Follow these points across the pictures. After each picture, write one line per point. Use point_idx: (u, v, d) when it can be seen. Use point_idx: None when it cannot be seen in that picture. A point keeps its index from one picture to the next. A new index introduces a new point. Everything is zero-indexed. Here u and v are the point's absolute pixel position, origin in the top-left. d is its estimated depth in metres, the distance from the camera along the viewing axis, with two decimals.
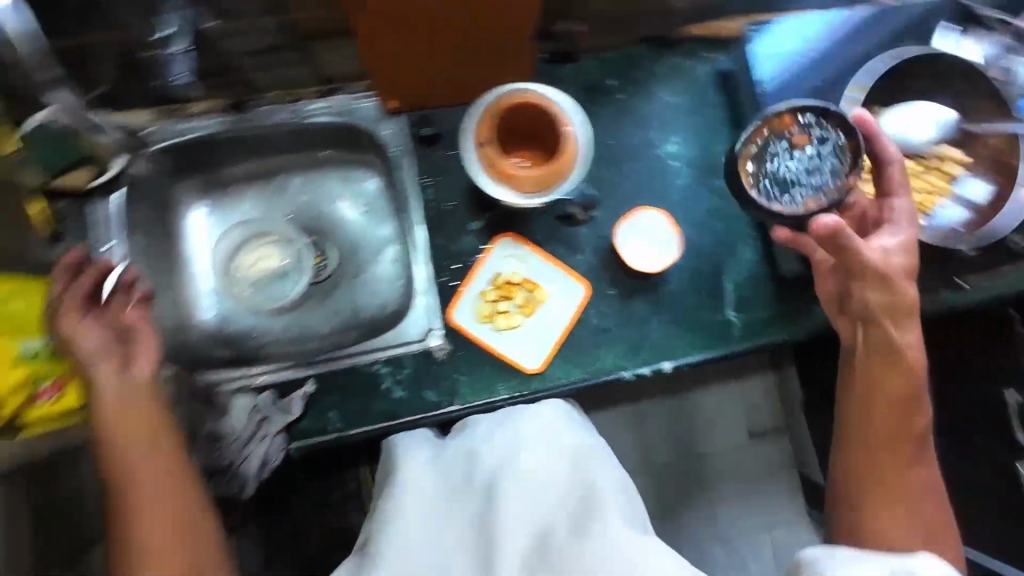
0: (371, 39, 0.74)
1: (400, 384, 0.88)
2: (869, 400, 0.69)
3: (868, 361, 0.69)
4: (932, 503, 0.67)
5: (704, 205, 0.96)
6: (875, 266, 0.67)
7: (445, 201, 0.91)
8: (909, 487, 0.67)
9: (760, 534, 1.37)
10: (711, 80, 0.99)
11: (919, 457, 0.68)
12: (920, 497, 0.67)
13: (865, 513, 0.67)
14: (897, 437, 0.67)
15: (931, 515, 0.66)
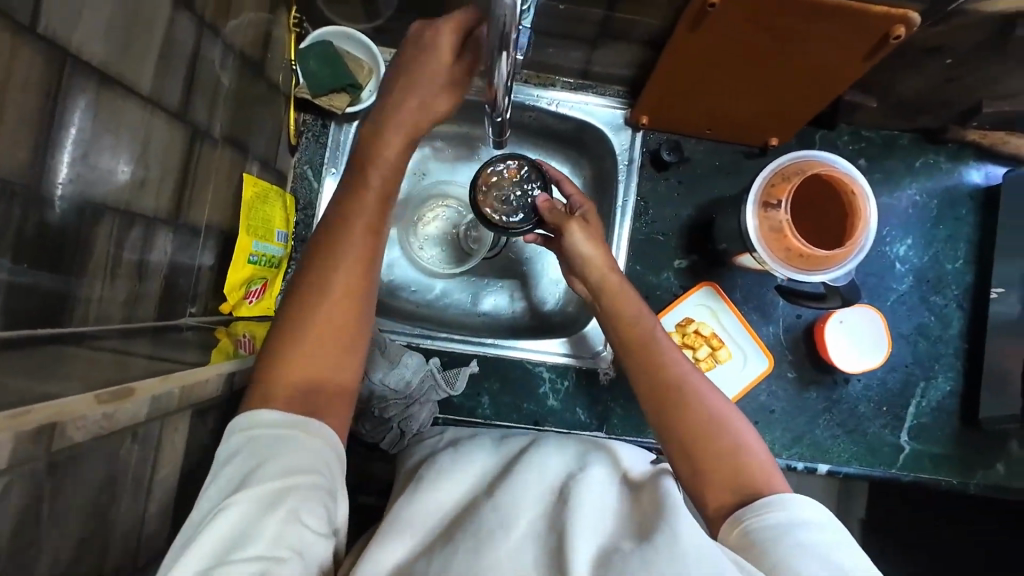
0: (673, 58, 0.72)
1: (556, 393, 0.87)
2: (640, 365, 0.67)
3: (618, 338, 0.70)
4: (716, 438, 0.60)
5: (915, 318, 0.90)
6: (615, 283, 0.72)
7: (657, 231, 0.88)
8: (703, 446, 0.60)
9: None
10: (966, 192, 0.91)
11: (664, 397, 0.63)
12: (721, 434, 0.60)
13: (703, 456, 0.59)
14: (662, 385, 0.64)
15: (730, 483, 0.58)
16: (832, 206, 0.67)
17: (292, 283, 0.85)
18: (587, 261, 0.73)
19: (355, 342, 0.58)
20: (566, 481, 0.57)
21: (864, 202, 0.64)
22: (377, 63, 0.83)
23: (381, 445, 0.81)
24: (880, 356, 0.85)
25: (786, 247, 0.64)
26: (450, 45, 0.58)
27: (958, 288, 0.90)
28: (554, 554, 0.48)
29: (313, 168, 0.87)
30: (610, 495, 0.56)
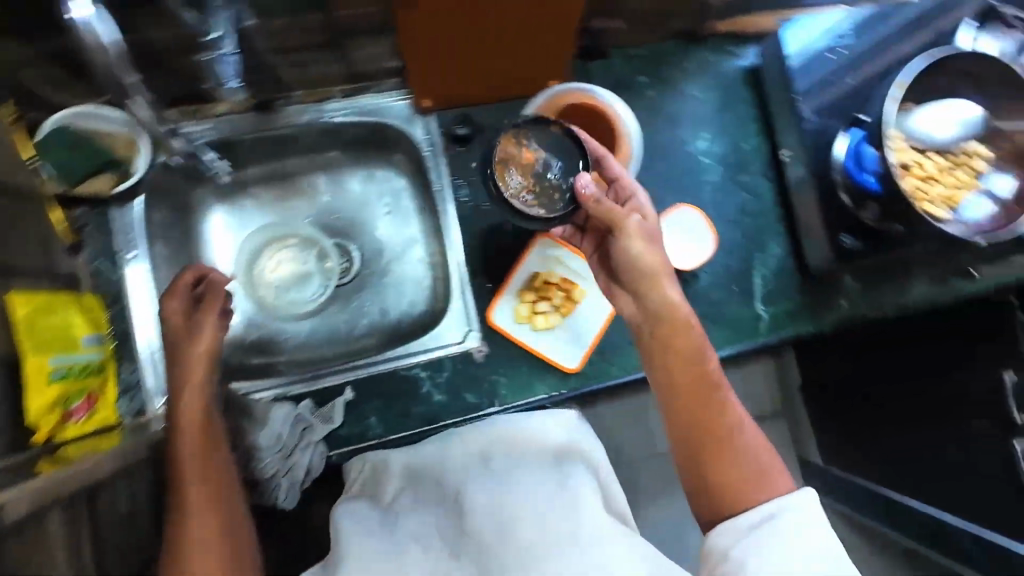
0: (411, 39, 0.72)
1: (439, 388, 0.87)
2: (681, 363, 0.69)
3: (652, 352, 0.71)
4: (693, 424, 0.69)
5: (734, 201, 0.98)
6: (652, 257, 0.70)
7: (480, 202, 0.90)
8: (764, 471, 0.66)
9: None
10: (738, 76, 0.99)
11: (702, 402, 0.69)
12: (718, 426, 0.68)
13: (708, 450, 0.68)
14: (701, 405, 0.69)
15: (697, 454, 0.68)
16: (598, 132, 0.80)
17: (129, 380, 0.81)
18: (641, 273, 0.70)
19: (227, 475, 0.70)
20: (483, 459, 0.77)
21: (616, 125, 0.80)
22: (133, 131, 0.79)
23: (280, 501, 0.82)
24: (709, 244, 0.92)
25: (562, 163, 0.72)
26: (223, 289, 0.77)
27: (759, 163, 0.99)
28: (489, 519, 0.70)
29: (108, 258, 0.82)
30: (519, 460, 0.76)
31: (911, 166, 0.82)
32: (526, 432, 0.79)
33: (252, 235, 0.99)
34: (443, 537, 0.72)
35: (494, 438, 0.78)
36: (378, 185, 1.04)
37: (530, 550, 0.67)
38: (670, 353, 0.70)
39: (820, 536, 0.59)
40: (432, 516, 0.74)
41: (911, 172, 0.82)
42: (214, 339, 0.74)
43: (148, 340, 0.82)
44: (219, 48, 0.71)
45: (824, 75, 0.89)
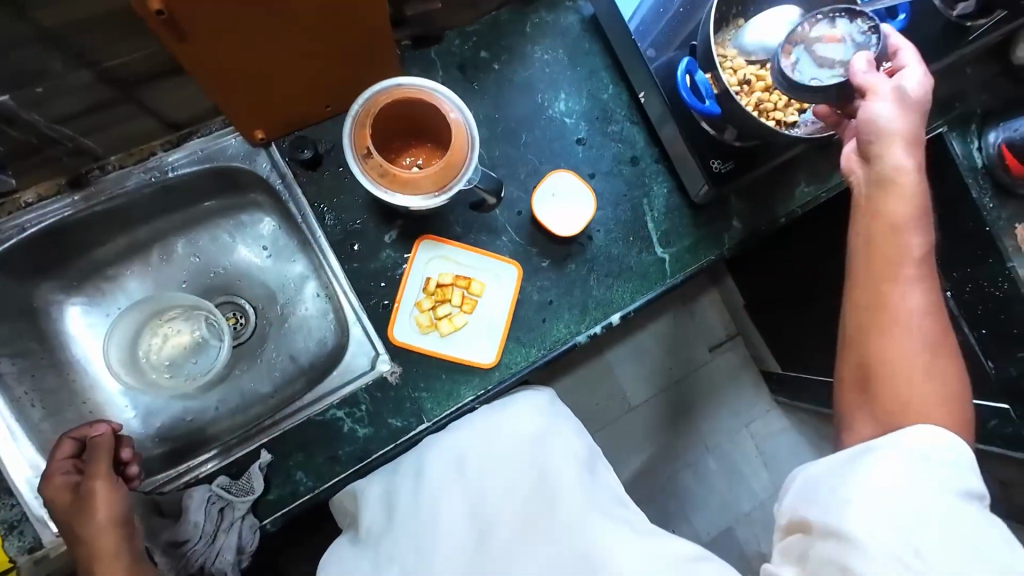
0: (204, 72, 0.65)
1: (361, 421, 0.83)
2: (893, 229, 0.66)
3: (871, 233, 0.67)
4: (933, 351, 0.63)
5: (608, 154, 0.97)
6: (905, 129, 0.68)
7: (351, 221, 0.86)
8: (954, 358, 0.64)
9: (739, 432, 1.48)
10: (579, 28, 0.98)
11: (926, 290, 0.65)
12: (914, 338, 0.63)
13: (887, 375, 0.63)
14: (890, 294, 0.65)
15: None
16: (432, 132, 0.71)
17: (11, 518, 0.72)
18: (882, 133, 0.68)
19: None
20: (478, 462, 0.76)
21: (447, 110, 0.68)
22: None
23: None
24: (592, 201, 0.92)
25: (384, 179, 0.65)
26: (107, 444, 0.71)
27: (622, 109, 0.98)
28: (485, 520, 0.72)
29: None
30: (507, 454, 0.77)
31: (753, 79, 0.85)
32: (509, 418, 0.79)
33: (124, 319, 0.91)
34: (453, 546, 0.71)
35: (482, 431, 0.78)
36: (248, 231, 0.97)
37: (530, 546, 0.69)
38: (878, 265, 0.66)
39: (928, 475, 0.57)
40: (438, 527, 0.72)
41: (754, 86, 0.84)
42: (114, 501, 0.67)
43: (27, 466, 0.75)
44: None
45: (655, 17, 0.90)
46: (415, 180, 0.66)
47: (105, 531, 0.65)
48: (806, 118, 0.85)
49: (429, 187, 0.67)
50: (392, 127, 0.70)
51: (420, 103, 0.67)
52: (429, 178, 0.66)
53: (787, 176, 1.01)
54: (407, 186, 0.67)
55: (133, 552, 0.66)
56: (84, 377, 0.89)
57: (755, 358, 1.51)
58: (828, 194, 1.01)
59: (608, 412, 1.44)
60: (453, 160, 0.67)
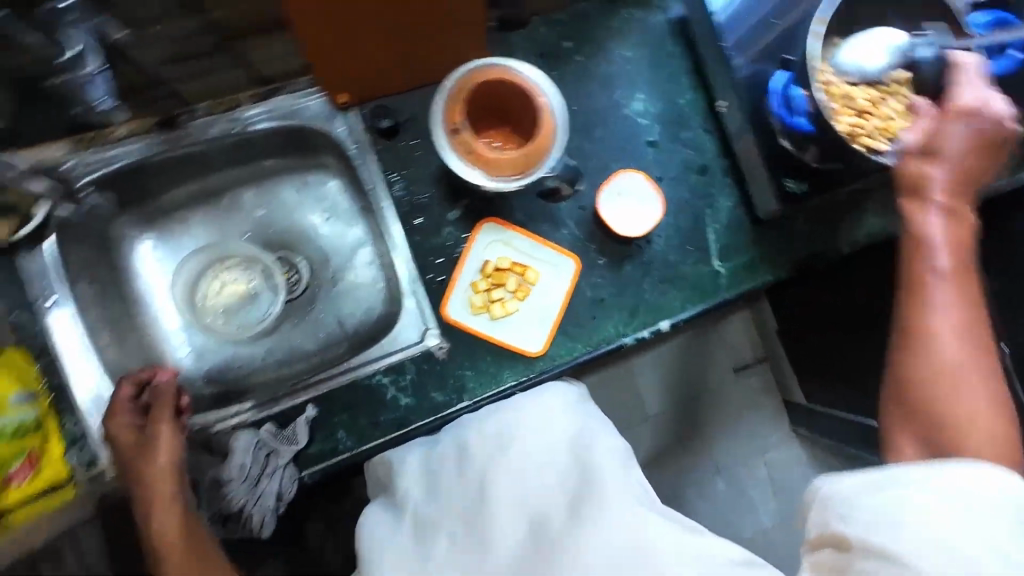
0: (308, 30, 0.66)
1: (405, 391, 0.85)
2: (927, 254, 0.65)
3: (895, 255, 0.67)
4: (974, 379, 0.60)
5: (678, 159, 0.96)
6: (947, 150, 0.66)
7: (417, 196, 0.87)
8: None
9: (757, 456, 1.46)
10: (666, 29, 0.96)
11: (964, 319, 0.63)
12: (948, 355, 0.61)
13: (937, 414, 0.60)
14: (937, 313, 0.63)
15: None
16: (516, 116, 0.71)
17: (74, 434, 0.76)
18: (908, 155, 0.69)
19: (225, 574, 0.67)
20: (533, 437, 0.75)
21: (536, 96, 0.67)
22: None
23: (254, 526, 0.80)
24: (658, 206, 0.91)
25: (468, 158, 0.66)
26: (169, 391, 0.73)
27: (698, 116, 0.97)
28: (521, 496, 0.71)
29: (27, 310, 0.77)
30: (558, 438, 0.76)
31: (844, 99, 0.82)
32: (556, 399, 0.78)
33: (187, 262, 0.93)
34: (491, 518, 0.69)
35: (534, 411, 0.77)
36: (312, 191, 0.98)
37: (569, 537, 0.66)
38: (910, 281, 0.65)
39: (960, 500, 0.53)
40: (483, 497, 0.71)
41: (843, 107, 0.81)
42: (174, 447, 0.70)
43: (88, 388, 0.77)
44: (84, 66, 0.69)
45: (747, 20, 0.86)
46: (494, 161, 0.66)
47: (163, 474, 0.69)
48: None
49: (502, 173, 0.67)
50: (479, 106, 0.70)
51: (508, 84, 0.67)
52: (503, 164, 0.66)
53: (856, 204, 0.99)
54: (481, 168, 0.67)
55: (184, 501, 0.69)
56: (147, 311, 0.92)
57: (778, 385, 1.48)
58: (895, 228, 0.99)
59: (629, 417, 1.44)
60: (530, 147, 0.67)
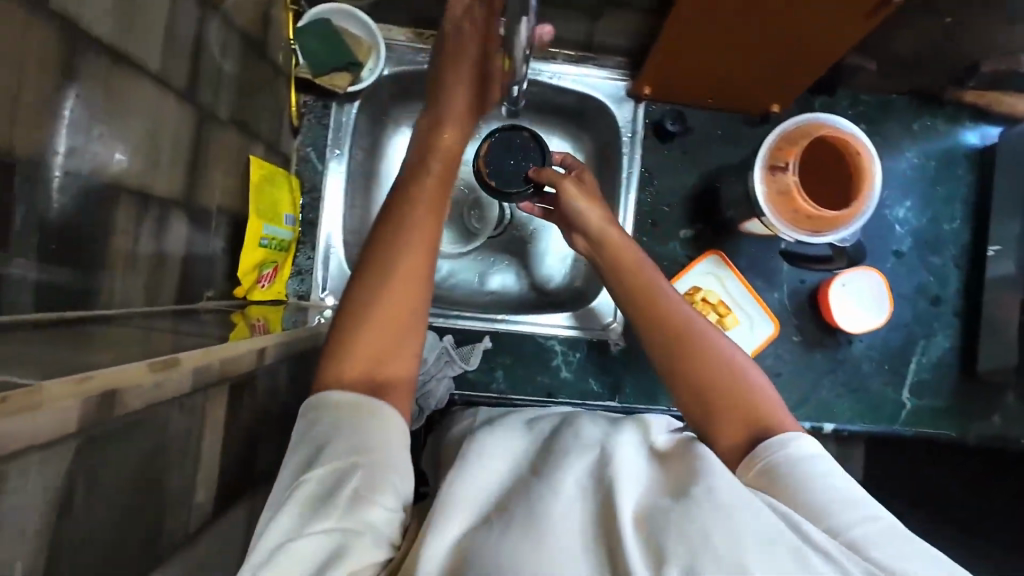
0: (678, 23, 0.71)
1: (569, 365, 0.88)
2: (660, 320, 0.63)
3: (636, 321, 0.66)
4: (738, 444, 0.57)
5: (915, 279, 0.92)
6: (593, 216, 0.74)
7: (661, 201, 0.89)
8: (664, 345, 0.62)
9: None
10: (962, 153, 0.92)
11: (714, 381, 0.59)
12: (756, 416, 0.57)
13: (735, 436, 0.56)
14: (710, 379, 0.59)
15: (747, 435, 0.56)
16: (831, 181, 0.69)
17: (302, 265, 0.85)
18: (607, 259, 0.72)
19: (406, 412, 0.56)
20: (605, 444, 0.56)
21: (869, 174, 0.65)
22: (377, 41, 0.82)
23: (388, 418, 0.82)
24: (883, 314, 0.87)
25: (776, 199, 0.66)
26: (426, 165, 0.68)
27: (955, 248, 0.92)
28: (606, 518, 0.47)
29: (317, 153, 0.86)
30: (643, 461, 0.55)
31: None
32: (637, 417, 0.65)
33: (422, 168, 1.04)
34: (522, 534, 0.44)
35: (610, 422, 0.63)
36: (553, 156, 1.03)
37: None
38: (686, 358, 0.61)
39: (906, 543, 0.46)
40: (529, 499, 0.48)
41: None
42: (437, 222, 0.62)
43: (329, 237, 0.86)
44: None
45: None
46: (795, 214, 0.66)
47: (400, 277, 0.57)
48: None
49: (791, 220, 0.66)
50: (807, 155, 0.69)
51: (849, 150, 0.66)
52: (804, 210, 0.65)
53: None
54: (775, 204, 0.67)
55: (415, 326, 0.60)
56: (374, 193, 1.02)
57: None
58: None
59: None
60: (835, 215, 0.65)
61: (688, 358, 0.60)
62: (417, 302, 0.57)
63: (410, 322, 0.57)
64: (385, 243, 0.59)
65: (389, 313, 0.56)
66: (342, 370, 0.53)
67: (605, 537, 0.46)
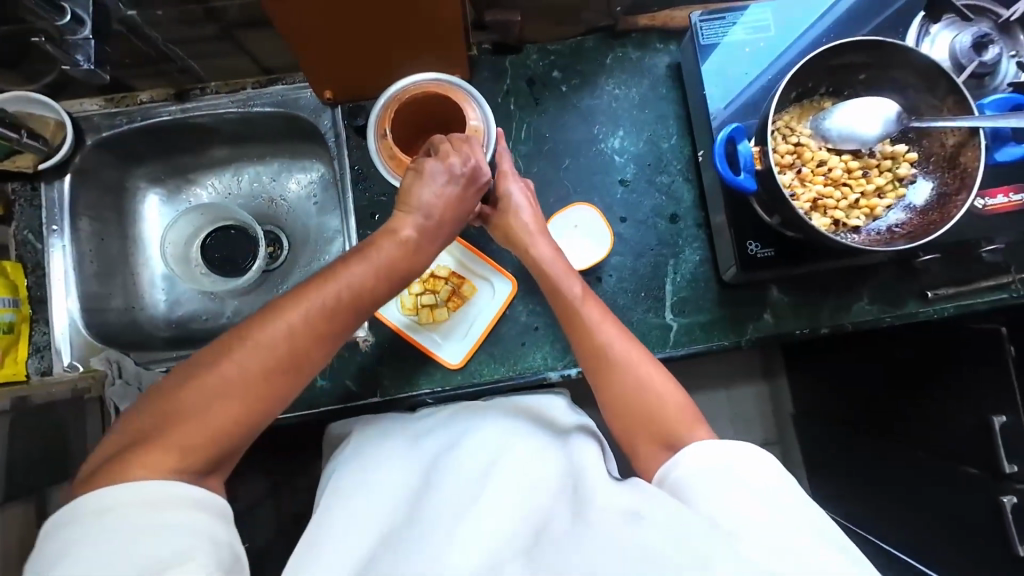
0: (289, 31, 0.72)
1: (323, 373, 0.87)
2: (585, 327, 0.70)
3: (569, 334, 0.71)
4: (647, 421, 0.64)
5: (647, 203, 0.92)
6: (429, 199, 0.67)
7: (377, 193, 0.91)
8: (600, 366, 0.68)
9: None
10: (662, 72, 0.94)
11: (634, 377, 0.66)
12: (666, 397, 0.65)
13: (628, 422, 0.65)
14: (628, 385, 0.66)
15: (661, 445, 0.63)
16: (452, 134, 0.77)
17: (39, 343, 0.87)
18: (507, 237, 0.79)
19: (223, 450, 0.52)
20: (494, 446, 0.70)
21: (477, 133, 0.74)
22: (61, 116, 0.87)
23: None
24: (605, 247, 0.89)
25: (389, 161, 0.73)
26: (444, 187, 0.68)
27: (679, 162, 0.93)
28: (486, 504, 0.61)
29: (35, 233, 0.89)
30: (537, 458, 0.68)
31: (819, 165, 0.73)
32: (536, 409, 0.78)
33: (188, 215, 0.99)
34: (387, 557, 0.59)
35: (497, 428, 0.73)
36: (285, 175, 1.04)
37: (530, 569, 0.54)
38: (625, 378, 0.66)
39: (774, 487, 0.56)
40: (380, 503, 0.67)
41: (815, 173, 0.73)
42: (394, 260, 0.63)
43: (63, 307, 0.88)
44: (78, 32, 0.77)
45: (729, 71, 0.85)
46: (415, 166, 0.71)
47: (273, 360, 0.54)
48: (871, 228, 0.73)
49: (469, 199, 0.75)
50: (424, 122, 0.77)
51: (469, 140, 0.71)
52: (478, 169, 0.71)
53: (850, 286, 0.91)
54: (463, 210, 0.71)
55: (241, 397, 0.53)
56: (138, 256, 1.00)
57: None
58: (891, 321, 0.90)
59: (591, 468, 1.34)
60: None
61: (611, 385, 0.67)
62: (285, 381, 0.55)
63: (226, 435, 0.52)
64: (267, 318, 0.55)
65: (208, 418, 0.51)
66: (172, 431, 0.50)
67: (481, 521, 0.59)
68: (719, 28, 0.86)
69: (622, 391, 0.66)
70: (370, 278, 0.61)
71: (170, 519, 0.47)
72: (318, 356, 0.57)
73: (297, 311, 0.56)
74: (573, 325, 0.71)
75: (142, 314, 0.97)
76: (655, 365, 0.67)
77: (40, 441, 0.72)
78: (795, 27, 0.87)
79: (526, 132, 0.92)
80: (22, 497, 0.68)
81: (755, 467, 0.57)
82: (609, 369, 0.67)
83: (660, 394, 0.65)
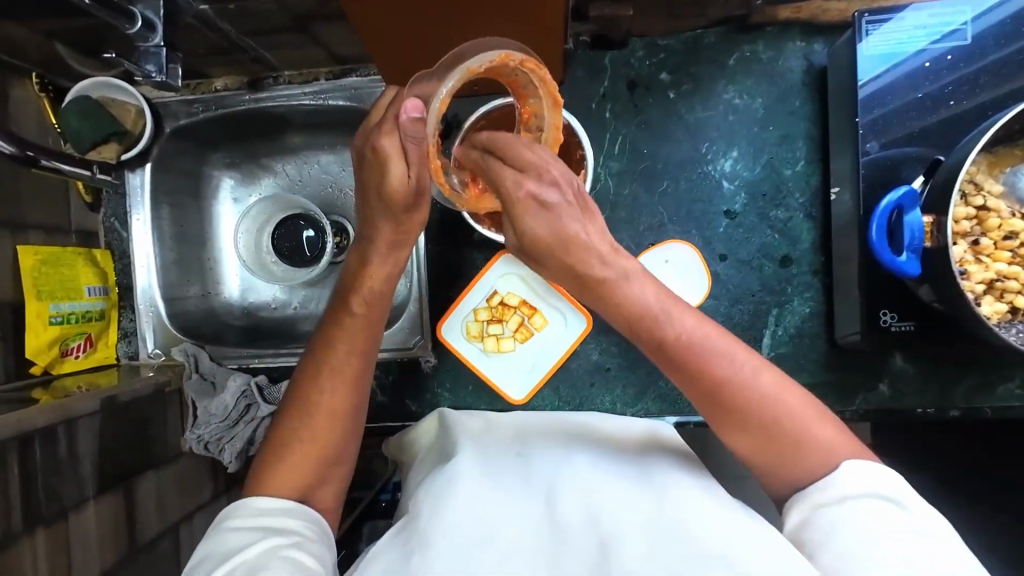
0: (365, 27, 0.63)
1: (383, 389, 0.86)
2: (695, 353, 0.57)
3: (668, 360, 0.58)
4: (773, 443, 0.57)
5: (755, 241, 0.79)
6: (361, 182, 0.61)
7: (449, 205, 0.84)
8: (709, 390, 0.57)
9: None
10: (797, 79, 0.77)
11: (756, 405, 0.57)
12: (795, 408, 0.57)
13: (756, 447, 0.58)
14: (750, 413, 0.57)
15: (790, 471, 0.57)
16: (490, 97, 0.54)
17: (127, 328, 0.92)
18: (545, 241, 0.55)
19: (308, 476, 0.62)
20: (557, 462, 0.61)
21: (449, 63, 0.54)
22: (140, 103, 0.85)
23: (195, 450, 0.86)
24: (703, 294, 0.79)
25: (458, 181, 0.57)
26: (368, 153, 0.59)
27: (803, 194, 0.78)
28: (552, 532, 0.53)
29: (120, 221, 0.91)
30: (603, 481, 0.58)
31: (1006, 237, 0.57)
32: (600, 426, 0.69)
33: (261, 205, 0.95)
34: (454, 555, 0.50)
35: (563, 437, 0.66)
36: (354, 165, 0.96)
37: None
38: (748, 399, 0.57)
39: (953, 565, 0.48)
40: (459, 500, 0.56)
41: (998, 247, 0.57)
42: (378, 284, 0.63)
43: (148, 295, 0.92)
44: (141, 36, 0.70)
45: (893, 91, 0.67)
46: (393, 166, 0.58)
47: (323, 412, 0.62)
48: None
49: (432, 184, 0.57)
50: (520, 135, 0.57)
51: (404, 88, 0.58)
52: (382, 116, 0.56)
53: (997, 364, 0.75)
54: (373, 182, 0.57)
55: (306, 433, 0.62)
56: (212, 239, 0.98)
57: None
58: None
59: None
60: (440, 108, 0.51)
61: (735, 417, 0.57)
62: (338, 425, 0.63)
63: (306, 465, 0.62)
64: (308, 381, 0.63)
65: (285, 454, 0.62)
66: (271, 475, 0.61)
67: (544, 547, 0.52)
68: (890, 32, 0.67)
69: (745, 425, 0.57)
70: (364, 306, 0.63)
71: (263, 521, 0.58)
72: (347, 396, 0.63)
73: (328, 358, 0.63)
74: (670, 357, 0.57)
75: (218, 300, 0.97)
76: (780, 380, 0.58)
77: (125, 436, 0.77)
78: (1001, 32, 0.65)
79: (620, 146, 0.80)
80: (113, 488, 0.74)
81: (878, 499, 0.53)
82: (700, 364, 0.57)
83: (792, 413, 0.57)
